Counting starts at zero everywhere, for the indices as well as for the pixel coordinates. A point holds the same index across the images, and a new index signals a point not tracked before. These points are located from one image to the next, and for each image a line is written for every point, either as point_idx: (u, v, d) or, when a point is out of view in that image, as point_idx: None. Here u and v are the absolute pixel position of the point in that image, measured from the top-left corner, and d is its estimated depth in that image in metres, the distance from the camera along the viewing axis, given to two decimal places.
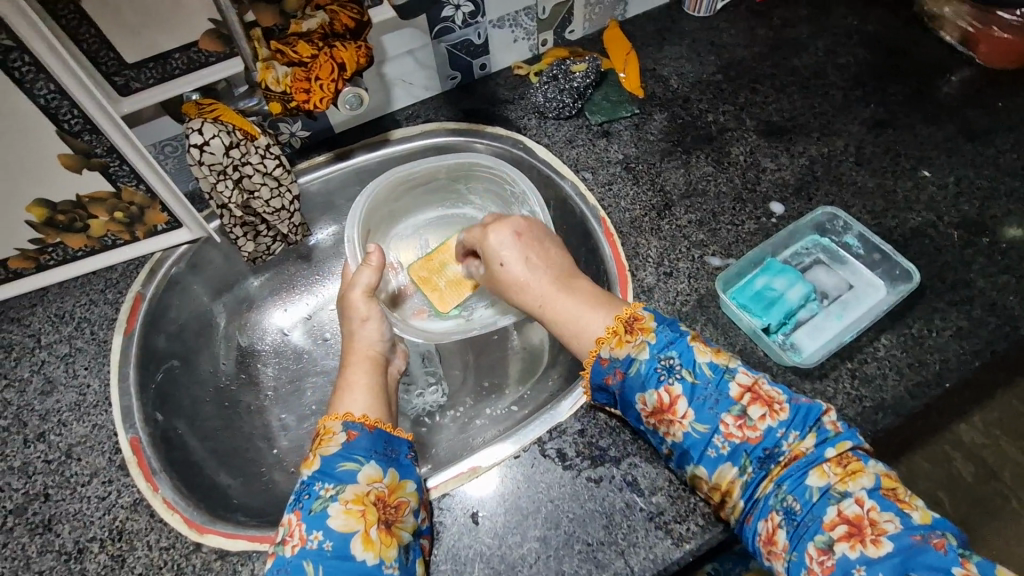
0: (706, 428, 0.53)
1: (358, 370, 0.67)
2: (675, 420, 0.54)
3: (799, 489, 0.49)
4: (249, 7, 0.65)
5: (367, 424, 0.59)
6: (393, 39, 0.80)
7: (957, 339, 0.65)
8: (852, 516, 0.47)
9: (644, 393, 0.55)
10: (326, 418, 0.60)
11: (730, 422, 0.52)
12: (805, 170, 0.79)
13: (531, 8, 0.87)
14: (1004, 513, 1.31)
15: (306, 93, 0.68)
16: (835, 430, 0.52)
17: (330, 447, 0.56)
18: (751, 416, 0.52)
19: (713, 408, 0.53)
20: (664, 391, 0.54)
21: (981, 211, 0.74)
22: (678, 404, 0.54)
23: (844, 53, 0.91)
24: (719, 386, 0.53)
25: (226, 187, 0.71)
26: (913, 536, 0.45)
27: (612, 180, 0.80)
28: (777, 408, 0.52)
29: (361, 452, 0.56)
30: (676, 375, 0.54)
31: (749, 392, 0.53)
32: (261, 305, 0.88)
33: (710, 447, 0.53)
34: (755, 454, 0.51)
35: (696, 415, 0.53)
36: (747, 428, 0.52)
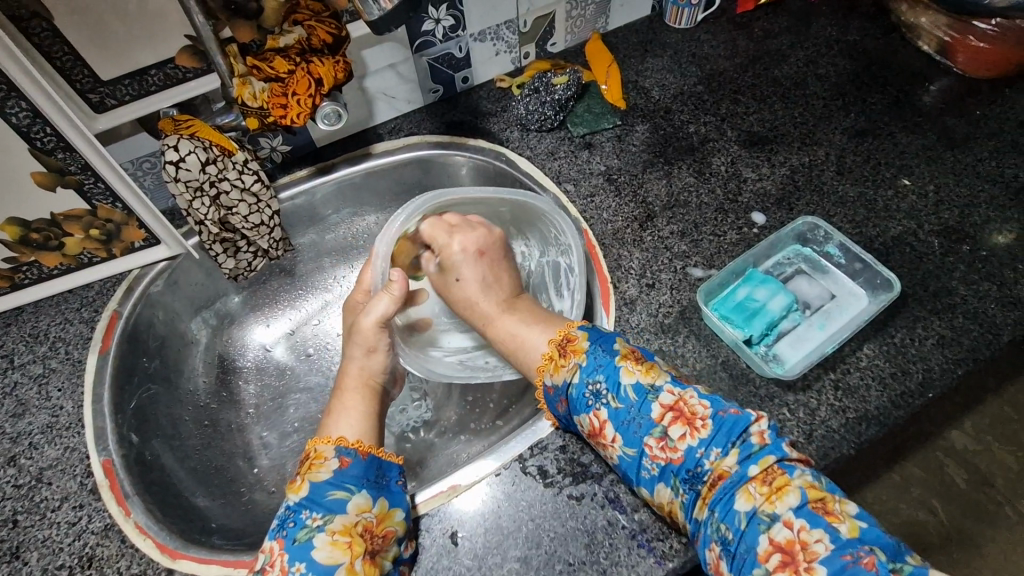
0: (634, 451, 0.54)
1: (352, 396, 0.64)
2: (607, 445, 0.55)
3: (729, 516, 0.48)
4: (225, 24, 0.65)
5: (361, 450, 0.57)
6: (374, 54, 0.80)
7: (939, 347, 0.65)
8: (783, 541, 0.46)
9: (579, 416, 0.57)
10: (317, 441, 0.58)
11: (653, 443, 0.53)
12: (786, 180, 0.79)
13: (512, 21, 0.87)
14: (999, 520, 1.30)
15: (283, 108, 0.68)
16: (761, 442, 0.50)
17: (320, 473, 0.54)
18: (672, 437, 0.52)
19: (638, 431, 0.54)
20: (593, 416, 0.56)
21: (961, 218, 0.74)
22: (606, 428, 0.55)
23: (824, 64, 0.91)
24: (641, 408, 0.54)
25: (203, 204, 0.71)
26: (845, 557, 0.44)
27: (594, 192, 0.80)
28: (699, 424, 0.52)
29: (352, 481, 0.55)
30: (601, 401, 0.55)
31: (670, 411, 0.53)
32: (242, 321, 0.87)
33: (642, 468, 0.54)
34: (681, 475, 0.51)
35: (623, 439, 0.54)
36: (668, 449, 0.52)
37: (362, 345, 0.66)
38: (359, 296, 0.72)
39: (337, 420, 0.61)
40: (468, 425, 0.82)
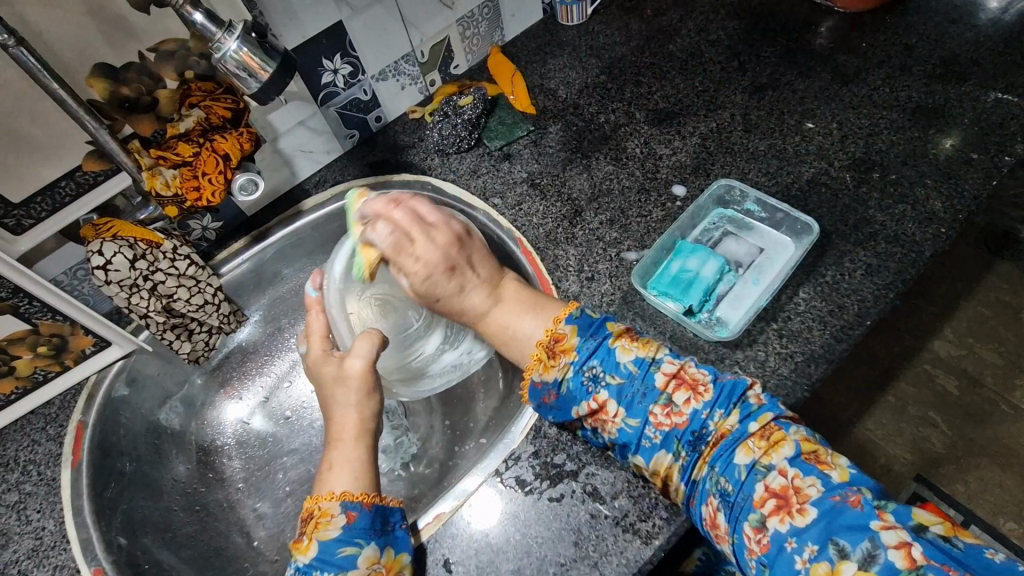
0: (638, 421, 0.55)
1: (348, 446, 0.58)
2: (609, 420, 0.56)
3: (729, 471, 0.51)
4: (124, 121, 0.67)
5: (366, 501, 0.55)
6: (280, 115, 0.81)
7: (869, 276, 0.68)
8: (778, 488, 0.48)
9: (577, 405, 0.58)
10: (318, 497, 0.55)
11: (658, 412, 0.54)
12: (699, 148, 0.81)
13: (409, 55, 0.89)
14: (995, 417, 1.33)
15: (197, 191, 0.69)
16: (758, 403, 0.53)
17: (328, 531, 0.53)
18: (676, 402, 0.54)
19: (642, 401, 0.55)
20: (592, 399, 0.57)
21: (867, 148, 0.77)
22: (608, 405, 0.56)
23: (715, 29, 0.95)
24: (645, 378, 0.56)
25: (142, 298, 0.71)
26: (833, 497, 0.46)
27: (521, 200, 0.82)
28: (702, 389, 0.54)
29: (361, 535, 0.54)
30: (601, 383, 0.57)
31: (675, 378, 0.55)
32: (213, 401, 0.88)
33: (643, 438, 0.55)
34: (686, 438, 0.53)
35: (627, 411, 0.55)
36: (674, 415, 0.54)
37: (353, 391, 0.60)
38: (316, 347, 0.63)
39: (338, 471, 0.57)
40: (453, 449, 0.83)
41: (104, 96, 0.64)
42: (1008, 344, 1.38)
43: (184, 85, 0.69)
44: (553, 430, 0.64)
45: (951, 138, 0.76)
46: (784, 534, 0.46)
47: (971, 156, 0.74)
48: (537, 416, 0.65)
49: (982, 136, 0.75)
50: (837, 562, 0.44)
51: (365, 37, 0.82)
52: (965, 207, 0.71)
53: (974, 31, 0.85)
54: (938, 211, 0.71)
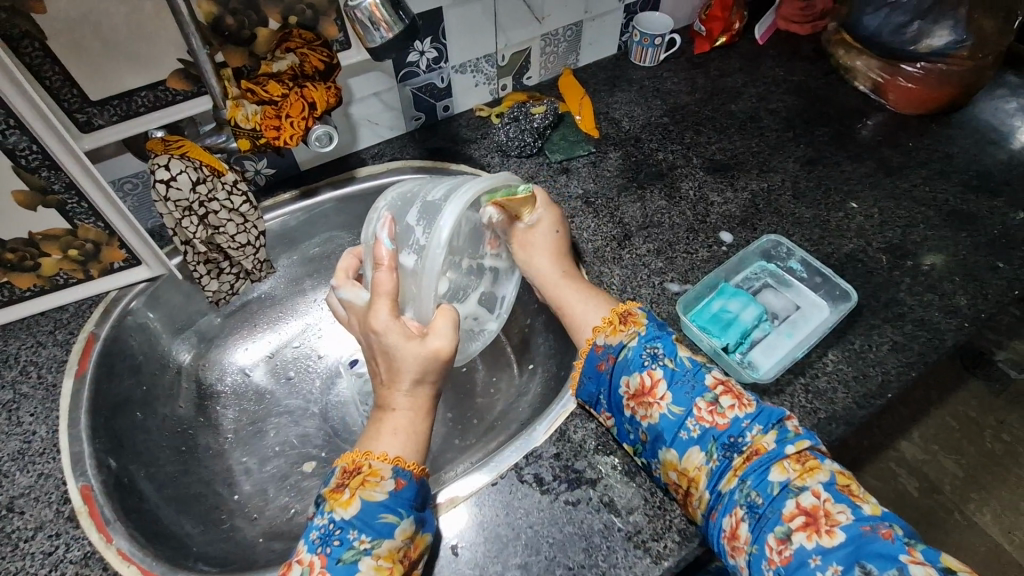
0: (681, 411, 0.57)
1: (409, 417, 0.59)
2: (654, 402, 0.58)
3: (762, 484, 0.52)
4: (218, 49, 0.68)
5: (415, 474, 0.56)
6: (360, 82, 0.83)
7: (894, 352, 0.71)
8: (809, 506, 0.50)
9: (629, 375, 0.61)
10: (373, 456, 0.56)
11: (702, 407, 0.57)
12: (748, 203, 0.86)
13: (491, 55, 0.92)
14: (950, 525, 1.36)
15: (276, 130, 0.70)
16: (796, 430, 0.55)
17: (375, 493, 0.53)
18: (721, 404, 0.57)
19: (689, 393, 0.58)
20: (647, 374, 0.60)
21: (903, 236, 0.82)
22: (658, 387, 0.59)
23: (775, 100, 1.00)
24: (696, 375, 0.59)
25: (191, 222, 0.70)
26: (864, 527, 0.48)
27: (573, 214, 0.84)
28: (745, 401, 0.57)
29: (404, 505, 0.54)
30: (659, 362, 0.60)
31: (722, 385, 0.59)
32: (221, 343, 0.86)
33: (682, 429, 0.57)
34: (721, 440, 0.55)
35: (673, 398, 0.58)
36: (716, 414, 0.56)
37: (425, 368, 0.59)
38: (384, 310, 0.58)
39: (388, 434, 0.58)
40: (454, 443, 0.82)
41: (208, 19, 0.65)
42: (971, 457, 1.44)
43: (285, 29, 0.70)
44: (577, 436, 0.64)
45: (978, 244, 0.82)
46: (809, 550, 0.48)
47: (995, 264, 0.80)
48: (563, 420, 0.65)
49: (1006, 248, 0.81)
50: None
51: (458, 29, 0.85)
52: (986, 308, 0.75)
53: (1008, 155, 0.93)
54: (961, 306, 0.75)
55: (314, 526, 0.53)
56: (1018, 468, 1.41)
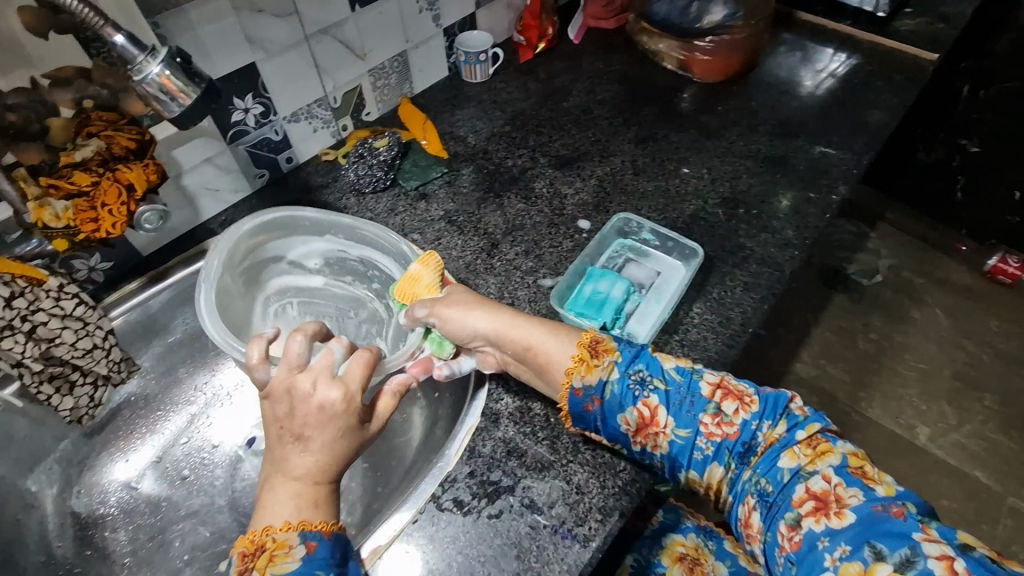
0: (688, 432, 0.59)
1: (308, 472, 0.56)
2: (659, 431, 0.60)
3: (772, 472, 0.56)
4: (5, 149, 0.61)
5: (325, 531, 0.55)
6: (185, 152, 0.79)
7: (746, 291, 0.79)
8: (819, 491, 0.53)
9: (625, 413, 0.61)
10: (264, 529, 0.54)
11: (709, 421, 0.59)
12: (598, 189, 0.92)
13: (322, 99, 0.91)
14: (851, 426, 1.52)
15: (94, 222, 0.66)
16: (805, 415, 0.59)
17: (286, 564, 0.52)
18: (727, 412, 0.59)
19: (690, 411, 0.60)
20: (642, 405, 0.61)
21: (733, 189, 0.92)
22: (659, 414, 0.60)
23: (601, 91, 1.09)
24: (691, 389, 0.61)
25: (17, 341, 0.63)
26: (874, 507, 0.51)
27: (439, 235, 0.86)
28: (748, 400, 0.60)
29: (321, 566, 0.53)
30: (649, 388, 0.61)
31: (719, 390, 0.61)
32: (97, 462, 0.80)
33: (695, 449, 0.59)
34: (736, 449, 0.59)
35: (676, 422, 0.60)
36: (725, 424, 0.59)
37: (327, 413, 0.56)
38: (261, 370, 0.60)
39: (279, 497, 0.55)
40: (375, 491, 0.80)
41: None
42: (853, 362, 1.62)
43: (81, 114, 0.65)
44: (486, 448, 0.65)
45: (792, 182, 0.93)
46: (818, 532, 0.51)
47: (809, 195, 0.91)
48: (471, 437, 0.66)
49: (814, 180, 0.94)
50: (870, 563, 0.48)
51: (280, 79, 0.84)
52: (810, 235, 0.86)
53: (799, 102, 1.07)
54: (791, 237, 0.86)
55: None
56: (889, 361, 1.61)
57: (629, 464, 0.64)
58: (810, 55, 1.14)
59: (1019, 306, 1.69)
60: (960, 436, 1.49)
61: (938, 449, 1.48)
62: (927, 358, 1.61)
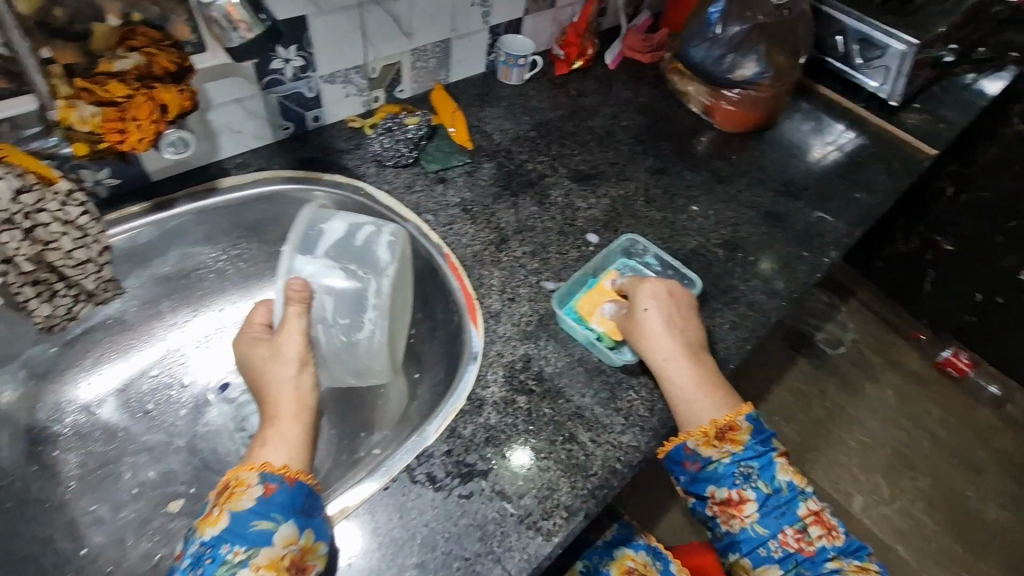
0: (765, 531, 0.63)
1: (276, 405, 0.60)
2: (738, 517, 0.64)
3: (818, 573, 0.62)
4: (43, 42, 0.60)
5: (288, 476, 0.54)
6: (217, 88, 0.79)
7: (732, 330, 0.83)
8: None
9: (717, 487, 0.65)
10: (239, 468, 0.54)
11: (790, 532, 0.63)
12: (609, 208, 0.95)
13: (360, 67, 0.92)
14: None
15: (120, 134, 0.64)
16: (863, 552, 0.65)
17: (241, 501, 0.51)
18: (811, 533, 0.63)
19: (779, 518, 0.63)
20: (736, 491, 0.64)
21: (734, 233, 0.97)
22: (746, 504, 0.64)
23: (626, 118, 1.13)
24: (790, 502, 0.64)
25: (14, 237, 0.61)
26: None
27: (451, 221, 0.87)
28: (833, 532, 0.64)
29: (278, 510, 0.52)
30: (751, 483, 0.64)
31: (814, 514, 0.64)
32: (61, 377, 0.78)
33: (763, 546, 0.63)
34: (804, 562, 0.62)
35: (759, 518, 0.63)
36: (803, 541, 0.63)
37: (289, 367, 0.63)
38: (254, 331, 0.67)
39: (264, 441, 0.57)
40: (340, 458, 0.80)
41: (33, 11, 0.59)
42: (805, 425, 1.68)
43: (129, 26, 0.64)
44: (467, 431, 0.66)
45: (788, 238, 0.98)
46: None
47: (801, 253, 0.96)
48: (453, 418, 0.67)
49: (808, 240, 0.99)
50: None
51: (325, 38, 0.84)
52: (798, 289, 0.91)
53: (806, 166, 1.13)
54: (780, 289, 0.90)
55: (183, 555, 0.50)
56: (838, 430, 1.68)
57: (601, 469, 0.65)
58: (822, 127, 1.21)
59: (963, 401, 1.77)
60: (889, 510, 1.56)
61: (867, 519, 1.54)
62: (873, 433, 1.69)
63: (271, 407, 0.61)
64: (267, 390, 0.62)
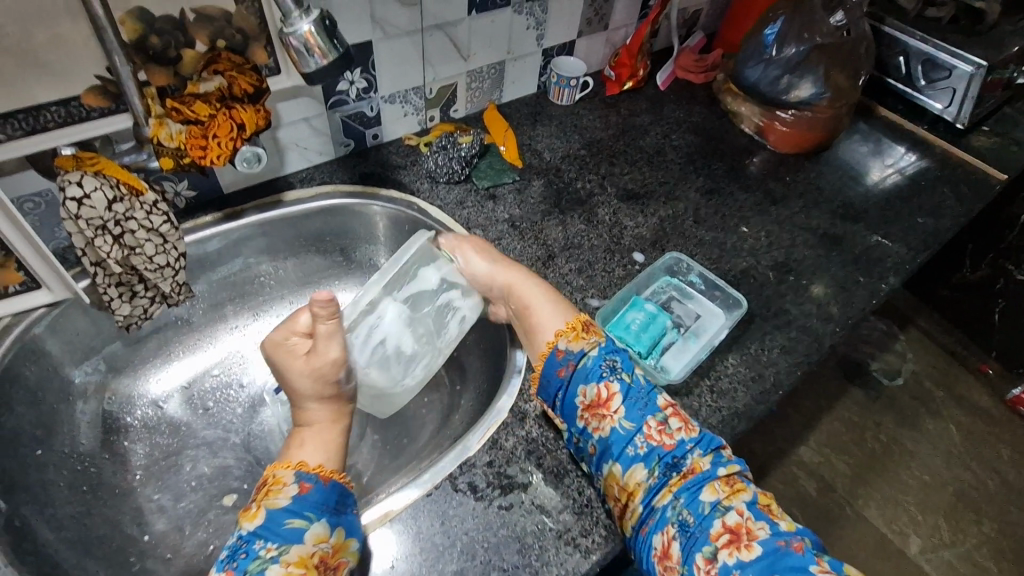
0: (631, 426, 0.60)
1: (316, 411, 0.63)
2: (607, 415, 0.61)
3: (693, 503, 0.55)
4: (141, 67, 0.67)
5: (322, 475, 0.57)
6: (289, 107, 0.84)
7: (783, 354, 0.81)
8: (733, 524, 0.53)
9: (586, 385, 0.63)
10: (275, 466, 0.57)
11: (653, 424, 0.59)
12: (657, 227, 0.95)
13: (419, 88, 0.96)
14: (843, 520, 1.49)
15: (202, 150, 0.69)
16: (731, 456, 0.60)
17: (278, 498, 0.53)
18: (671, 425, 0.60)
19: (641, 410, 0.61)
20: (603, 385, 0.62)
21: (786, 256, 0.95)
22: (613, 398, 0.61)
23: (677, 137, 1.13)
24: (649, 395, 0.62)
25: (105, 242, 0.67)
26: (779, 541, 0.52)
27: (500, 236, 0.89)
28: (692, 427, 0.60)
29: (312, 508, 0.54)
30: (616, 374, 0.62)
31: (672, 408, 0.61)
32: (131, 374, 0.83)
33: (630, 444, 0.59)
34: (666, 458, 0.58)
35: (625, 412, 0.61)
36: (665, 434, 0.59)
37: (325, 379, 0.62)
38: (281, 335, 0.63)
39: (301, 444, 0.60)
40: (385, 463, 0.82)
41: (132, 37, 0.65)
42: (859, 457, 1.59)
43: (213, 51, 0.70)
44: (509, 443, 0.67)
45: (844, 262, 0.95)
46: (730, 566, 0.51)
47: (858, 278, 0.93)
48: (495, 430, 0.68)
49: (866, 265, 0.95)
50: None
51: (388, 61, 0.89)
52: (854, 315, 0.88)
53: (864, 189, 1.09)
54: (835, 314, 0.87)
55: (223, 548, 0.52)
56: (895, 464, 1.59)
57: None
58: (883, 149, 1.17)
59: None
60: (951, 555, 1.46)
61: (926, 563, 1.45)
62: (934, 471, 1.58)
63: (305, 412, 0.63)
64: (301, 400, 0.63)
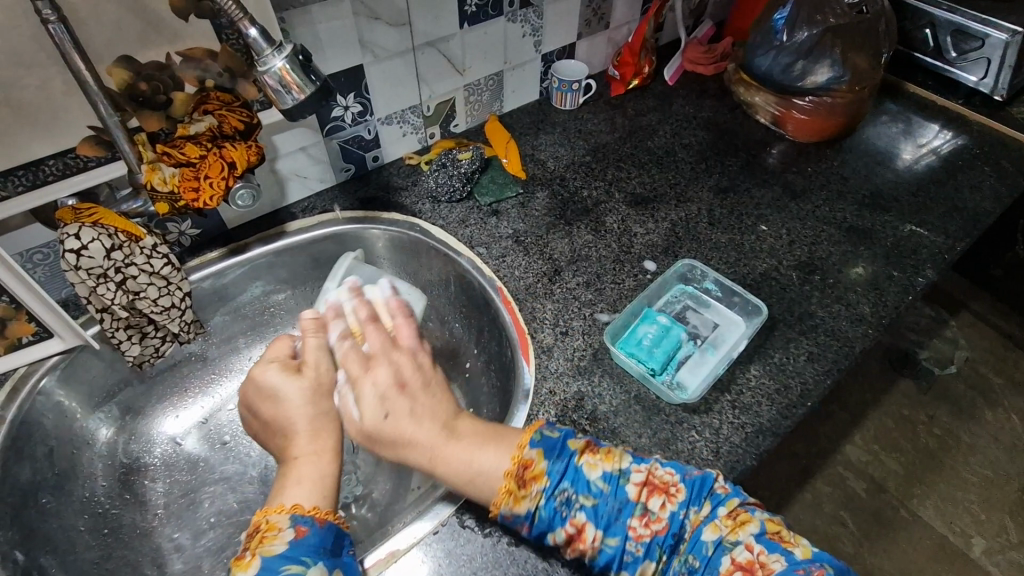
0: (617, 540, 0.55)
1: (304, 442, 0.60)
2: (587, 545, 0.55)
3: (696, 548, 0.52)
4: (133, 114, 0.68)
5: (318, 517, 0.54)
6: (285, 138, 0.84)
7: (810, 362, 0.76)
8: (743, 560, 0.50)
9: (554, 531, 0.57)
10: (265, 511, 0.54)
11: (636, 523, 0.55)
12: (669, 232, 0.90)
13: (416, 107, 0.95)
14: (897, 522, 1.40)
15: (195, 192, 0.70)
16: (725, 491, 0.56)
17: (273, 545, 0.51)
18: (653, 509, 0.55)
19: (619, 517, 0.55)
20: (569, 524, 0.56)
21: (810, 254, 0.89)
22: (585, 530, 0.55)
23: (687, 135, 1.08)
24: (616, 493, 0.56)
25: (108, 289, 0.68)
26: (797, 570, 0.48)
27: (504, 253, 0.87)
28: (673, 490, 0.56)
29: (308, 553, 0.51)
30: (575, 506, 0.56)
31: (646, 485, 0.56)
32: (148, 414, 0.84)
33: (625, 554, 0.54)
34: (665, 543, 0.54)
35: (604, 533, 0.55)
36: (652, 522, 0.54)
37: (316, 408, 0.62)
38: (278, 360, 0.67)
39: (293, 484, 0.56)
40: (399, 493, 0.81)
41: (121, 86, 0.65)
42: (911, 454, 1.50)
43: (203, 92, 0.70)
44: None
45: (875, 256, 0.89)
46: None
47: (891, 273, 0.87)
48: None
49: (899, 258, 0.89)
50: None
51: (382, 83, 0.88)
52: (887, 314, 0.81)
53: (894, 174, 1.02)
54: (865, 315, 0.81)
55: None
56: (953, 461, 1.48)
57: None
58: (914, 129, 1.09)
59: None
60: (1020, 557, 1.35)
61: (993, 567, 1.34)
62: (997, 466, 1.47)
63: (294, 443, 0.60)
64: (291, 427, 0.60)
